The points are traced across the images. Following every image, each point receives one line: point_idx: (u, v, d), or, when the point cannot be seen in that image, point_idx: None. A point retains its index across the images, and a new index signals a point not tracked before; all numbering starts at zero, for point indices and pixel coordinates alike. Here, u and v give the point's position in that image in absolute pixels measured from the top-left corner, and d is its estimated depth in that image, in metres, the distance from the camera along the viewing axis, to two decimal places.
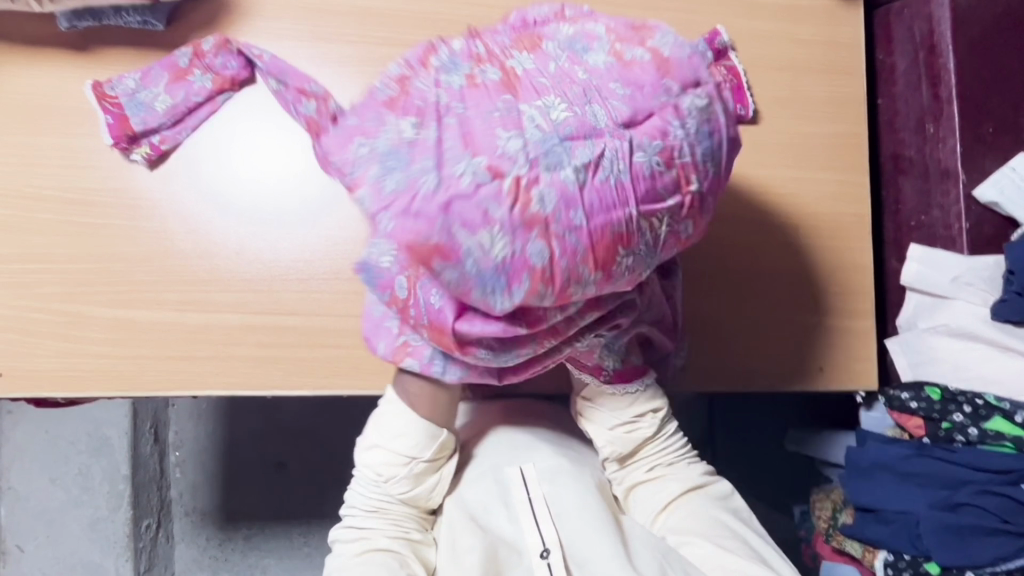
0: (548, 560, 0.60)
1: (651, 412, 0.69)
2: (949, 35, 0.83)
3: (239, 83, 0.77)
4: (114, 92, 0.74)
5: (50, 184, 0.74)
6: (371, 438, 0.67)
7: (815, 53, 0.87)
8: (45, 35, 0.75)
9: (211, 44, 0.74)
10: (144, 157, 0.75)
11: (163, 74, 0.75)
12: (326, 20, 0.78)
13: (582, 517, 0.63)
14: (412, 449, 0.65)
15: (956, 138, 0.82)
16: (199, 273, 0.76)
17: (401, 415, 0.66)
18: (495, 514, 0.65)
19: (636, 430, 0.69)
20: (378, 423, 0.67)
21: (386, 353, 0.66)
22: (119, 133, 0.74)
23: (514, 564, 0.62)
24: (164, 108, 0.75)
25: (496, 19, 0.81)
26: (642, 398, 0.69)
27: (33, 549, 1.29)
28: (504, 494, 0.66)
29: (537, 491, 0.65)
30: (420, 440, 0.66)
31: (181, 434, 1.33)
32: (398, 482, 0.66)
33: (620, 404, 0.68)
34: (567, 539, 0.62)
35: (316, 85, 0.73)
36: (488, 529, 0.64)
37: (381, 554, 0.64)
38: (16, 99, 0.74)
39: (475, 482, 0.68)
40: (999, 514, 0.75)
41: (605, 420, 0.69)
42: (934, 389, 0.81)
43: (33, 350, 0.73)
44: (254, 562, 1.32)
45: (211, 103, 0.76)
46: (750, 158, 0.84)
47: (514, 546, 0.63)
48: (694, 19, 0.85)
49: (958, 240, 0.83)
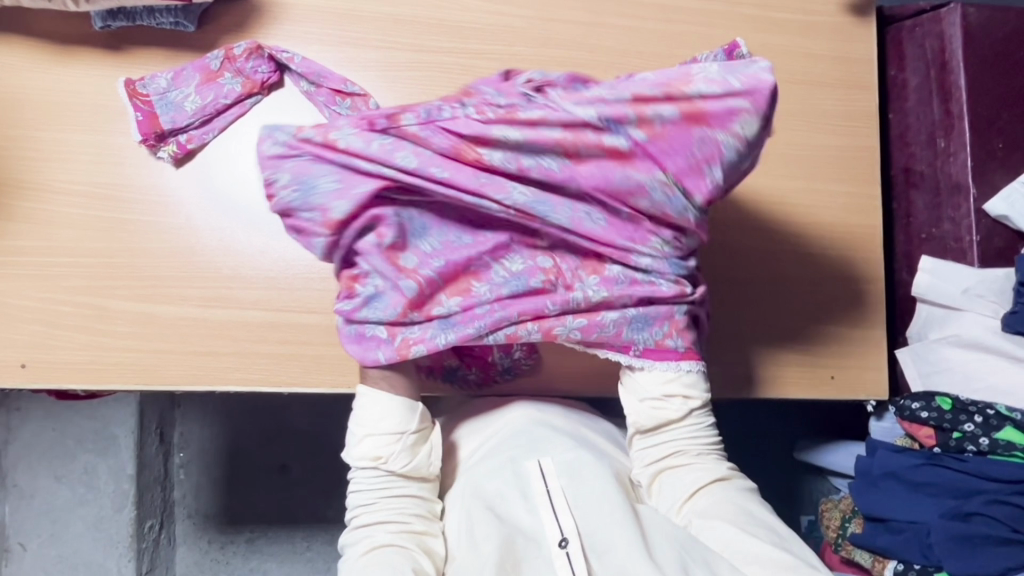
0: (567, 549, 0.61)
1: (682, 397, 0.70)
2: (961, 52, 0.85)
3: (269, 87, 0.79)
4: (146, 91, 0.76)
5: (78, 179, 0.75)
6: (357, 431, 0.67)
7: (830, 68, 0.89)
8: (78, 34, 0.76)
9: (243, 48, 0.77)
10: (170, 156, 0.76)
11: (195, 74, 0.77)
12: (354, 26, 0.80)
13: (601, 508, 0.64)
14: (399, 425, 0.66)
15: (967, 153, 0.84)
16: (221, 271, 0.77)
17: (381, 397, 0.67)
18: (513, 503, 0.65)
19: (663, 411, 0.70)
20: (360, 415, 0.67)
21: (389, 359, 0.66)
22: (148, 130, 0.75)
23: (533, 552, 0.61)
24: (193, 108, 0.76)
25: (518, 28, 0.83)
26: (681, 379, 0.70)
27: (36, 548, 1.29)
28: (522, 486, 0.66)
29: (556, 484, 0.66)
30: (401, 415, 0.67)
31: (187, 434, 1.34)
32: (393, 462, 0.66)
33: (654, 378, 0.70)
34: (587, 532, 0.62)
35: (351, 86, 0.78)
36: (505, 519, 0.64)
37: (386, 548, 0.63)
38: (48, 95, 0.75)
39: (492, 475, 0.68)
40: (1009, 525, 0.77)
41: (637, 391, 0.70)
42: (945, 399, 0.81)
43: (55, 343, 0.74)
44: (257, 566, 1.31)
45: (239, 106, 0.78)
46: (765, 168, 0.86)
47: (533, 536, 0.63)
48: (711, 32, 0.87)
49: (969, 253, 0.84)
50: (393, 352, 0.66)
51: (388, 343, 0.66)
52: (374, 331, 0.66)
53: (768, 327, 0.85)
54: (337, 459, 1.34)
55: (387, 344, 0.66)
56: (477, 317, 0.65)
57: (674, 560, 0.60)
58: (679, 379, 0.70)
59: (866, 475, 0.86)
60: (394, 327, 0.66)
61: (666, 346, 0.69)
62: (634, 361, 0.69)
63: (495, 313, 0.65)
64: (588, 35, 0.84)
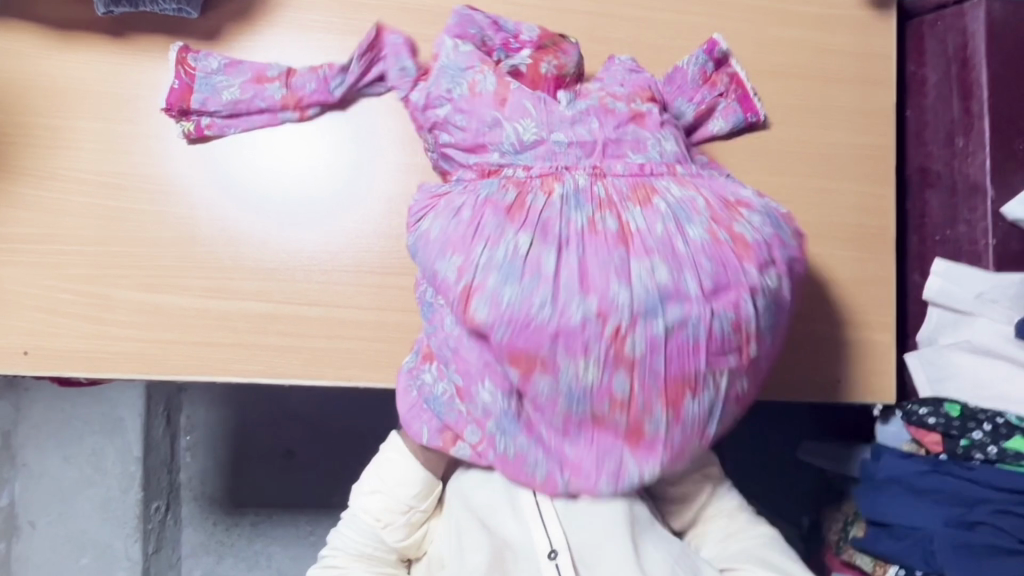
0: (555, 561, 0.62)
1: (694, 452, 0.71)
2: (983, 49, 0.82)
3: (306, 106, 0.77)
4: (195, 64, 0.76)
5: (82, 166, 0.75)
6: (365, 485, 0.69)
7: (846, 63, 0.86)
8: (82, 19, 0.75)
9: (306, 68, 0.77)
10: (184, 132, 0.76)
11: (247, 72, 0.76)
12: (358, 13, 0.79)
13: (594, 521, 0.63)
14: (411, 498, 0.69)
15: (985, 153, 0.82)
16: (222, 260, 0.76)
17: (405, 461, 0.69)
18: (502, 515, 0.65)
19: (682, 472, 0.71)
20: (381, 468, 0.69)
21: (430, 438, 0.66)
22: (176, 101, 0.75)
23: (522, 564, 0.63)
24: (227, 99, 0.76)
25: (525, 18, 0.81)
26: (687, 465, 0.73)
27: (45, 526, 1.31)
28: (513, 497, 0.65)
29: (544, 495, 0.65)
30: (418, 489, 0.69)
31: (193, 418, 1.34)
32: (393, 527, 0.68)
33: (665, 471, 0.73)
34: (576, 543, 0.63)
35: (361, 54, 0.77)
36: (495, 530, 0.65)
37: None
38: (51, 81, 0.75)
39: (483, 485, 0.67)
40: (1014, 535, 0.75)
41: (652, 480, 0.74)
42: (953, 406, 0.80)
43: (59, 330, 0.74)
44: (260, 549, 1.33)
45: (272, 114, 0.77)
46: (776, 167, 0.84)
47: (522, 547, 0.63)
48: (725, 24, 0.84)
49: (984, 256, 0.82)
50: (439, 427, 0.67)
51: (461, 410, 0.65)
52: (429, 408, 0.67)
53: None
54: (341, 445, 1.35)
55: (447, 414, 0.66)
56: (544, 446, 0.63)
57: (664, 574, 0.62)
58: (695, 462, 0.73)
59: (870, 480, 0.86)
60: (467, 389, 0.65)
61: None
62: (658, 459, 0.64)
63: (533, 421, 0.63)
64: (598, 25, 0.82)
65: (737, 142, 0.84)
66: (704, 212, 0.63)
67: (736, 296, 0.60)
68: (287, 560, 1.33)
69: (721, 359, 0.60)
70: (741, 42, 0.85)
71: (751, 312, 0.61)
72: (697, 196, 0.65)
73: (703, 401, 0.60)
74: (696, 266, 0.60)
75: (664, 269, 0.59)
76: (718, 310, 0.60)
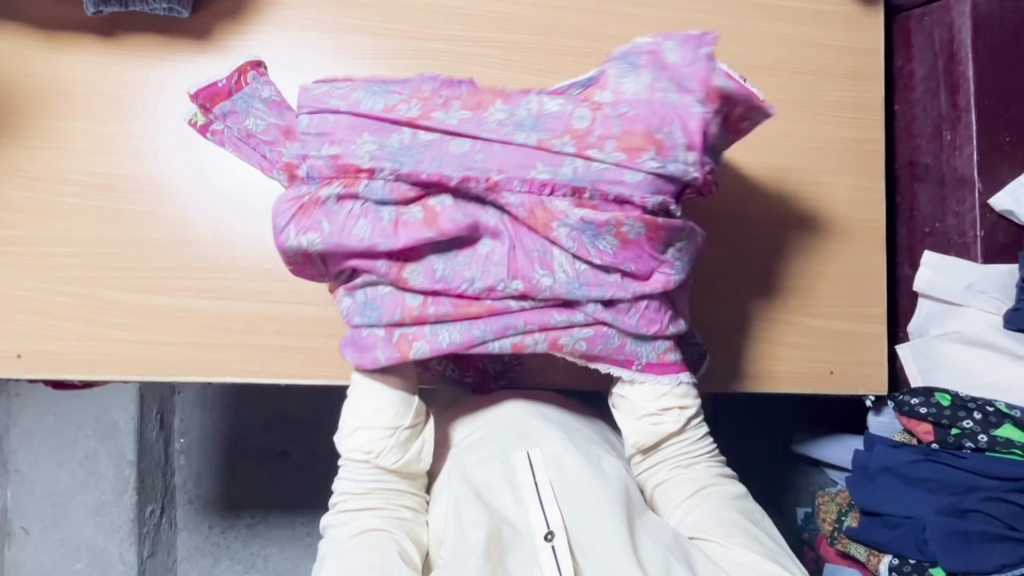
0: (552, 543, 0.63)
1: (678, 407, 0.71)
2: (969, 43, 0.83)
3: None
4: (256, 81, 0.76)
5: (74, 167, 0.75)
6: (347, 425, 0.68)
7: (836, 58, 0.87)
8: (71, 19, 0.75)
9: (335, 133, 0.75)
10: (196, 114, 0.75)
11: None
12: (350, 12, 0.79)
13: (589, 505, 0.65)
14: (394, 419, 0.67)
15: (973, 146, 0.83)
16: (217, 259, 0.76)
17: (373, 389, 0.67)
18: (499, 493, 0.66)
19: (664, 424, 0.70)
20: (354, 404, 0.68)
21: (387, 358, 0.63)
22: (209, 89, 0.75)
23: (518, 544, 0.63)
24: None
25: (517, 16, 0.81)
26: (671, 394, 0.70)
27: (38, 531, 1.30)
28: (511, 477, 0.67)
29: (543, 477, 0.67)
30: (396, 409, 0.67)
31: (187, 421, 1.34)
32: (386, 455, 0.67)
33: (648, 396, 0.70)
34: (573, 526, 0.64)
35: None
36: (492, 507, 0.65)
37: (374, 534, 0.65)
38: (41, 83, 0.74)
39: (482, 463, 0.68)
40: (1005, 521, 0.77)
41: (632, 411, 0.71)
42: (943, 395, 0.81)
43: (54, 333, 0.74)
44: (256, 550, 1.32)
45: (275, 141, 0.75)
46: (768, 161, 0.85)
47: (521, 527, 0.64)
48: (714, 21, 0.85)
49: (972, 248, 0.83)
50: (389, 348, 0.63)
51: (401, 305, 0.62)
52: (369, 332, 0.63)
53: (768, 321, 0.85)
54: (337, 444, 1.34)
55: (393, 317, 0.62)
56: (479, 320, 0.63)
57: (659, 563, 0.63)
58: (672, 391, 0.70)
59: (862, 471, 0.86)
60: (400, 283, 0.62)
61: (667, 359, 0.69)
62: (637, 374, 0.69)
63: (501, 317, 0.63)
64: (591, 22, 0.83)
65: None
66: (554, 267, 0.61)
67: (515, 308, 0.63)
68: (284, 561, 1.33)
69: (538, 318, 0.63)
70: (732, 38, 0.85)
71: (562, 281, 0.61)
72: (560, 256, 0.61)
73: (569, 334, 0.64)
74: (479, 263, 0.61)
75: (464, 261, 0.62)
76: (489, 283, 0.61)
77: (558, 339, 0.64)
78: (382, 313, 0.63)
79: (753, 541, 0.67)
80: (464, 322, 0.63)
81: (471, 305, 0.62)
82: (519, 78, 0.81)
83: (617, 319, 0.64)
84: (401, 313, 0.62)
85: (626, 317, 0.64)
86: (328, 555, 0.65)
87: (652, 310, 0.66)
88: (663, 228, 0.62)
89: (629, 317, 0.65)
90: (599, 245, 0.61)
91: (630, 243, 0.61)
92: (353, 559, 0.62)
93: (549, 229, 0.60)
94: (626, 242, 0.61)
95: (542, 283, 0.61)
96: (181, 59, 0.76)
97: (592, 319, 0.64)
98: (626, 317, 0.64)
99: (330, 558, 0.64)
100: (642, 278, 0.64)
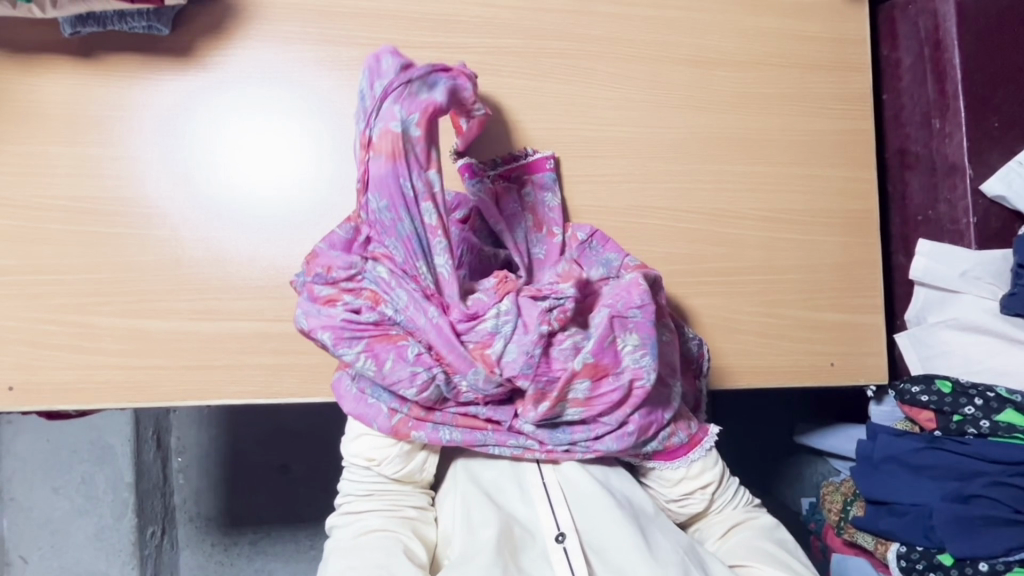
0: (564, 544, 0.63)
1: (700, 489, 0.70)
2: (955, 31, 0.83)
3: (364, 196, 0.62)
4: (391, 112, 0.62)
5: (57, 194, 0.73)
6: (352, 430, 0.66)
7: (823, 50, 0.87)
8: (48, 41, 0.73)
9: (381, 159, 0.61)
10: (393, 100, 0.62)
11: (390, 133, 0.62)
12: (333, 22, 0.78)
13: (598, 507, 0.66)
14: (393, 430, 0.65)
15: (962, 133, 0.83)
16: (209, 281, 0.75)
17: None
18: (509, 494, 0.67)
19: (689, 505, 0.71)
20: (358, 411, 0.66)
21: (383, 429, 0.64)
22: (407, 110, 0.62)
23: (528, 543, 0.64)
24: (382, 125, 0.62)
25: (502, 20, 0.80)
26: (690, 477, 0.70)
27: (37, 560, 1.28)
28: (519, 477, 0.68)
29: (552, 478, 0.67)
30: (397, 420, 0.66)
31: (184, 439, 1.32)
32: (388, 463, 0.66)
33: (668, 483, 0.70)
34: (583, 528, 0.65)
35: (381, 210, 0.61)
36: (502, 507, 0.66)
37: (378, 535, 0.64)
38: (21, 108, 0.73)
39: (490, 463, 0.69)
40: (1010, 505, 0.78)
41: (659, 495, 0.72)
42: (944, 381, 0.81)
43: (46, 363, 0.72)
44: (260, 567, 1.31)
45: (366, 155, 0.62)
46: (759, 156, 0.85)
47: (531, 528, 0.65)
48: (701, 18, 0.85)
49: (966, 234, 0.84)
50: (389, 424, 0.63)
51: (412, 402, 0.63)
52: (377, 403, 0.63)
53: (768, 317, 0.85)
54: (340, 456, 1.33)
55: (401, 406, 0.63)
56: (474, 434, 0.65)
57: (675, 566, 0.63)
58: (688, 475, 0.70)
59: (867, 459, 0.87)
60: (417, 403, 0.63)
61: (674, 444, 0.69)
62: (653, 462, 0.70)
63: (503, 433, 0.65)
64: (576, 23, 0.82)
65: (718, 134, 0.84)
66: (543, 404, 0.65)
67: (507, 435, 0.66)
68: None
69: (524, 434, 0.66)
70: (719, 34, 0.85)
71: (533, 429, 0.65)
72: None
73: (573, 442, 0.66)
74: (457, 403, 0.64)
75: (397, 401, 0.63)
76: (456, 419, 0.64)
77: (542, 444, 0.66)
78: (365, 402, 0.64)
79: (784, 566, 0.66)
80: (469, 428, 0.65)
81: (445, 416, 0.64)
82: (506, 82, 0.81)
83: (602, 441, 0.66)
84: (410, 407, 0.63)
85: (610, 435, 0.66)
86: (332, 551, 0.64)
87: (641, 416, 0.66)
88: (603, 359, 0.63)
89: (615, 436, 0.66)
90: (575, 392, 0.63)
91: (595, 397, 0.63)
92: (354, 559, 0.62)
93: (529, 403, 0.62)
94: (597, 378, 0.63)
95: (524, 423, 0.64)
96: (163, 77, 0.75)
97: (581, 446, 0.66)
98: (610, 436, 0.66)
99: (335, 556, 0.64)
100: (618, 402, 0.64)
